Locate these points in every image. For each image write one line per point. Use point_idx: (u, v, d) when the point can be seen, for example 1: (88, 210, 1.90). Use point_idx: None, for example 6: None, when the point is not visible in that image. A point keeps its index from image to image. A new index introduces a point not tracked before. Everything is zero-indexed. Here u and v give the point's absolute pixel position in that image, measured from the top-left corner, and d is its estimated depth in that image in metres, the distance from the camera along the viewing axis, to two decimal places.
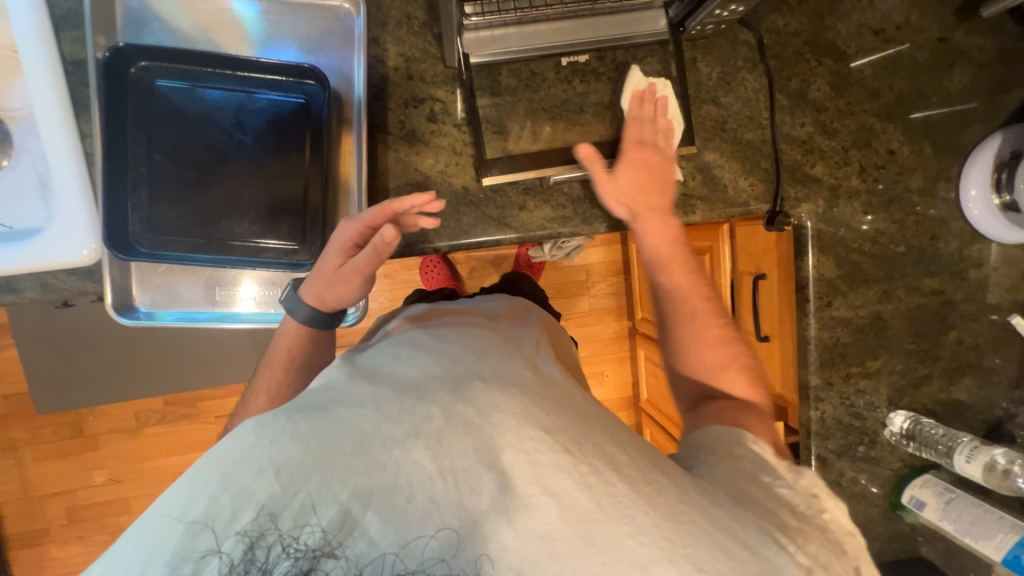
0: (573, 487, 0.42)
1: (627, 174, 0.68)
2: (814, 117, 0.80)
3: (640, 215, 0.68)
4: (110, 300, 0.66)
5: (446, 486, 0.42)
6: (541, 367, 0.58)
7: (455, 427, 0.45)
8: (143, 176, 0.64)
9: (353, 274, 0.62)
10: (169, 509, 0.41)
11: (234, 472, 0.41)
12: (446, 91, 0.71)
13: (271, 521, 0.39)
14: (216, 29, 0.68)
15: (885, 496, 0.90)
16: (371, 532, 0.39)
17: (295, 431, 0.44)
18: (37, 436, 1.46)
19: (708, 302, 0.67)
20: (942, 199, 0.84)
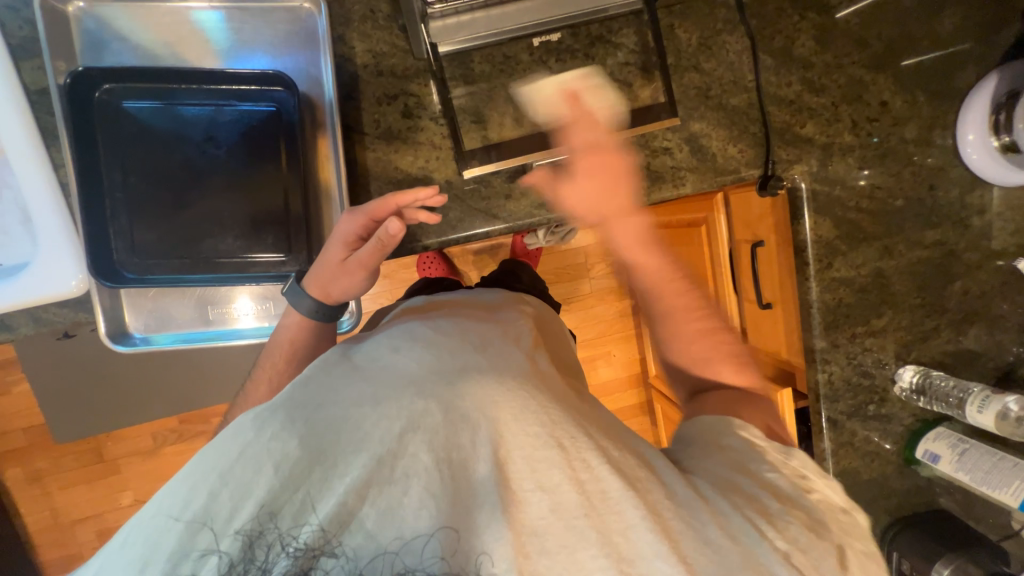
0: (565, 484, 0.43)
1: (585, 180, 0.62)
2: (801, 74, 0.77)
3: (609, 218, 0.62)
4: (101, 328, 0.66)
5: (443, 478, 0.42)
6: (539, 362, 0.57)
7: (453, 421, 0.45)
8: (122, 202, 0.63)
9: (358, 266, 0.62)
10: (170, 506, 0.42)
11: (235, 467, 0.42)
12: (419, 84, 0.69)
13: (269, 519, 0.39)
14: (178, 43, 0.66)
15: (899, 452, 0.90)
16: (367, 528, 0.39)
17: (292, 427, 0.45)
18: (58, 465, 1.48)
19: (686, 295, 0.61)
20: (939, 147, 0.82)
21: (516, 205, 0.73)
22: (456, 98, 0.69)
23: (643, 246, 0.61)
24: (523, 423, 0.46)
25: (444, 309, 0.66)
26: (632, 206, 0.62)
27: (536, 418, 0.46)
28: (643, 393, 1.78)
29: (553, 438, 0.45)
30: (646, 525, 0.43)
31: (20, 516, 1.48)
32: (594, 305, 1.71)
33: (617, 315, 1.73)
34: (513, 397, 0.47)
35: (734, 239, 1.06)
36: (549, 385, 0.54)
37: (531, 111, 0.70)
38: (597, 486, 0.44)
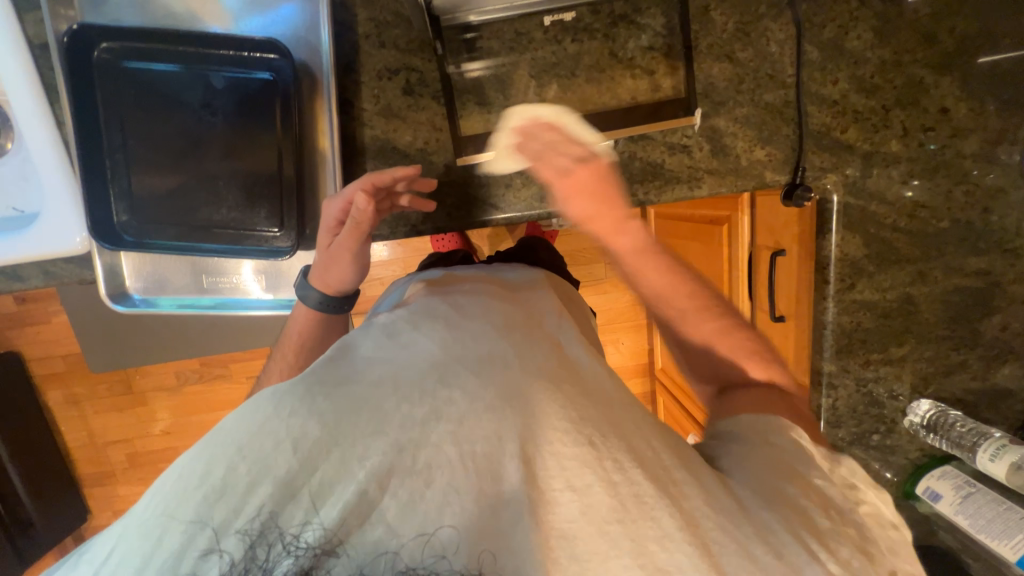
0: (598, 485, 0.38)
1: (581, 200, 0.55)
2: (851, 71, 0.68)
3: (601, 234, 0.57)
4: (102, 287, 0.68)
5: (467, 473, 0.37)
6: (565, 350, 0.52)
7: (479, 411, 0.40)
8: (121, 165, 0.64)
9: (340, 252, 0.61)
10: (175, 488, 0.37)
11: (252, 440, 0.38)
12: (422, 58, 0.65)
13: (285, 503, 0.35)
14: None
15: (900, 484, 0.86)
16: (388, 519, 0.35)
17: (313, 404, 0.40)
18: (95, 393, 1.60)
19: (692, 295, 0.58)
20: (1003, 164, 0.72)
21: (515, 198, 0.69)
22: (473, 73, 0.65)
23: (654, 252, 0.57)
24: (549, 420, 0.41)
25: (468, 287, 0.62)
26: (626, 216, 0.55)
27: (563, 413, 0.41)
28: (647, 383, 1.74)
29: (580, 434, 0.40)
30: (683, 535, 0.37)
31: (62, 434, 1.62)
32: (608, 291, 1.66)
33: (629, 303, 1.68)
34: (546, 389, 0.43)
35: (756, 244, 0.99)
36: (575, 374, 0.49)
37: (557, 87, 0.66)
38: (631, 488, 0.38)
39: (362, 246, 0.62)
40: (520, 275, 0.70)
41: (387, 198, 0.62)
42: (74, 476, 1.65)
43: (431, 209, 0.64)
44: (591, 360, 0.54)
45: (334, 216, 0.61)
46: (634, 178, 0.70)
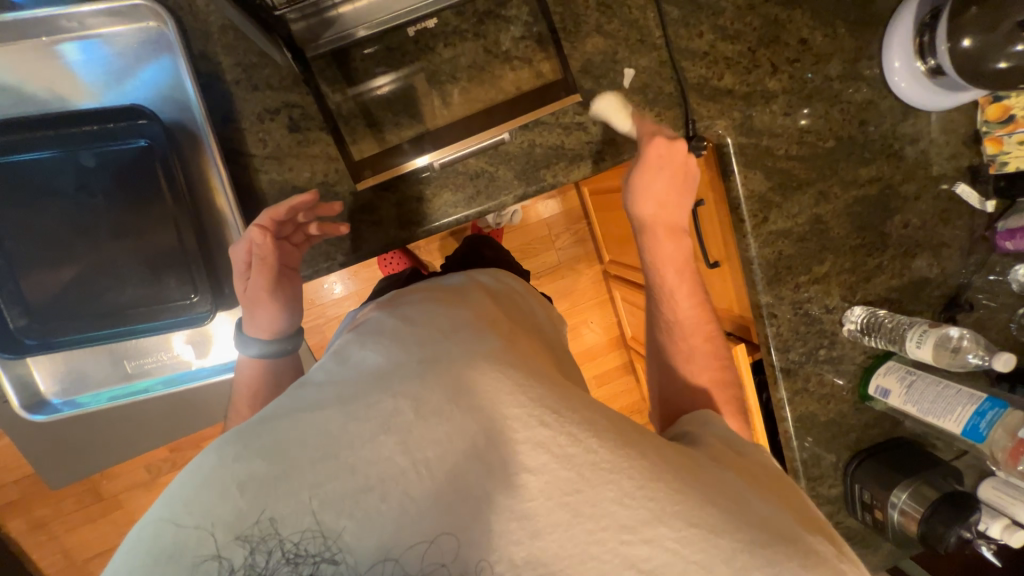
0: (552, 461, 0.38)
1: (659, 177, 0.63)
2: (712, 22, 0.73)
3: (656, 224, 0.64)
4: (16, 401, 0.67)
5: (420, 478, 0.37)
6: (518, 344, 0.51)
7: (426, 416, 0.39)
8: (3, 268, 0.60)
9: (258, 294, 0.61)
10: (131, 547, 0.36)
11: (202, 492, 0.37)
12: (300, 93, 0.64)
13: (240, 543, 0.35)
14: (44, 81, 0.62)
15: (854, 390, 0.91)
16: (354, 536, 0.35)
17: (258, 444, 0.39)
18: (59, 510, 1.48)
19: (709, 339, 0.62)
20: (866, 78, 0.79)
21: (431, 207, 0.69)
22: (379, 91, 0.66)
23: (676, 275, 0.62)
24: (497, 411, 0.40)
25: (414, 295, 0.59)
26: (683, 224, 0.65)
27: (514, 400, 0.41)
28: (624, 355, 1.77)
29: (534, 417, 0.40)
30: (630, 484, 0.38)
31: (34, 561, 1.49)
32: (565, 276, 1.67)
33: (589, 283, 1.69)
34: (493, 377, 0.42)
35: None
36: (527, 357, 0.48)
37: (459, 93, 0.68)
38: (576, 455, 0.39)
39: (280, 280, 0.61)
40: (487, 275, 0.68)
41: (295, 230, 0.62)
42: None
43: (340, 231, 0.62)
44: (535, 348, 0.53)
45: (242, 261, 0.61)
46: (539, 163, 0.71)
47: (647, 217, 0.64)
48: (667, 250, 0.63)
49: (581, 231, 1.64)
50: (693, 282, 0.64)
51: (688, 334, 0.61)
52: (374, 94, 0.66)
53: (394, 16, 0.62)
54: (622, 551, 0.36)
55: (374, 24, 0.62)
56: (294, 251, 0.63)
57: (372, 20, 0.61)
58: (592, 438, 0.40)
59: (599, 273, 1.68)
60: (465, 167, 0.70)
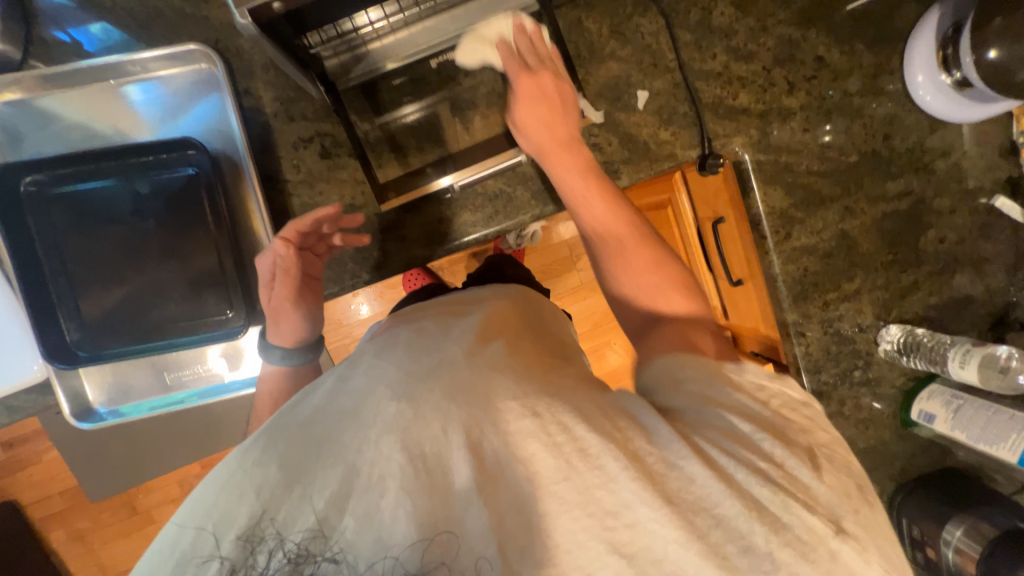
0: (543, 451, 0.40)
1: (532, 108, 0.62)
2: (725, 44, 0.74)
3: (546, 149, 0.63)
4: (66, 409, 0.70)
5: (418, 476, 0.39)
6: (519, 345, 0.51)
7: (425, 415, 0.41)
8: (65, 286, 0.65)
9: (282, 302, 0.65)
10: (159, 548, 0.40)
11: (222, 489, 0.40)
12: (332, 122, 0.69)
13: (252, 541, 0.37)
14: (109, 119, 0.69)
15: (896, 415, 0.85)
16: (354, 535, 0.37)
17: (274, 450, 0.42)
18: (98, 522, 1.53)
19: (634, 228, 0.61)
20: (888, 93, 0.78)
21: (451, 226, 0.72)
22: (407, 118, 0.70)
23: (585, 181, 0.62)
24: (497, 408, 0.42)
25: (429, 308, 0.61)
26: (575, 133, 0.64)
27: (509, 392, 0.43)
28: None
29: (524, 407, 0.42)
30: (627, 475, 0.39)
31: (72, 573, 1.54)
32: (588, 297, 1.66)
33: None
34: (490, 379, 0.44)
35: (699, 218, 1.01)
36: (525, 358, 0.49)
37: (481, 118, 0.72)
38: (583, 452, 0.40)
39: (301, 290, 0.65)
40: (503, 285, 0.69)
41: (318, 241, 0.66)
42: None
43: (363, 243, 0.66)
44: (542, 351, 0.53)
45: (268, 271, 0.65)
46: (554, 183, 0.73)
47: (536, 146, 0.64)
48: (573, 176, 0.63)
49: None
50: (604, 186, 0.63)
51: (623, 251, 0.61)
52: (401, 123, 0.70)
53: (417, 52, 0.68)
54: (601, 533, 0.39)
55: (401, 58, 0.68)
56: (317, 261, 0.67)
57: (399, 55, 0.67)
58: (584, 428, 0.41)
59: None
60: (483, 188, 0.72)
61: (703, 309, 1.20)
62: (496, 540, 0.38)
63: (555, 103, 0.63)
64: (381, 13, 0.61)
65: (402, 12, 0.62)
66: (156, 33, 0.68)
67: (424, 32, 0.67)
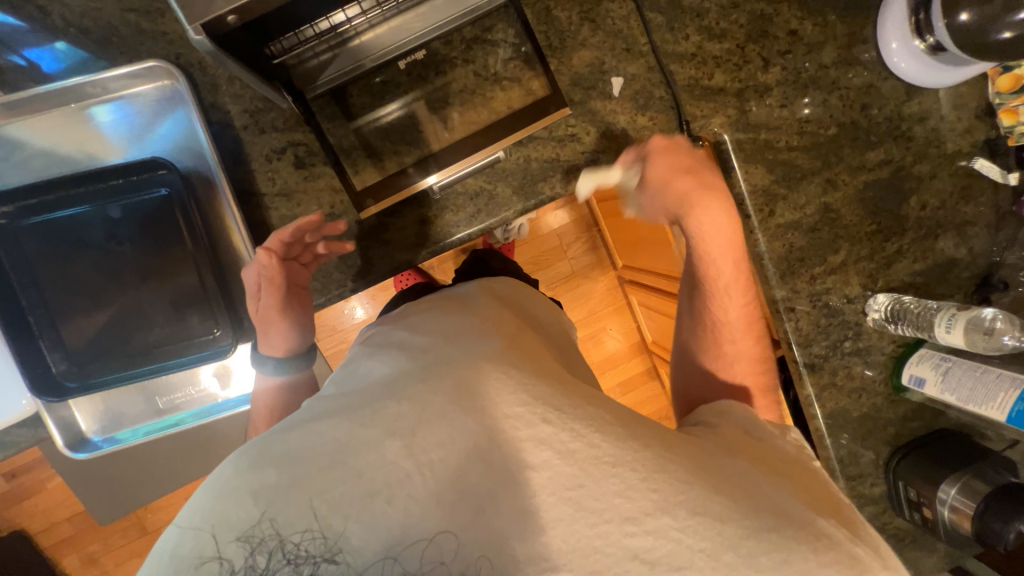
0: (555, 458, 0.41)
1: (668, 163, 0.63)
2: (697, 24, 0.73)
3: (688, 215, 0.62)
4: (60, 440, 0.70)
5: (425, 479, 0.40)
6: (518, 343, 0.53)
7: (428, 419, 0.42)
8: (45, 317, 0.65)
9: (268, 314, 0.64)
10: (162, 555, 0.39)
11: (225, 489, 0.40)
12: (303, 131, 0.67)
13: (256, 548, 0.37)
14: (75, 143, 0.67)
15: (887, 381, 0.87)
16: (357, 537, 0.38)
17: (272, 455, 0.42)
18: (109, 545, 1.54)
19: (747, 330, 0.63)
20: (863, 62, 0.77)
21: (434, 229, 0.71)
22: (382, 119, 0.69)
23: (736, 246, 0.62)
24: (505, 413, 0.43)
25: (424, 308, 0.62)
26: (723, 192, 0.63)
27: (516, 398, 0.43)
28: (648, 360, 1.74)
29: (536, 415, 0.42)
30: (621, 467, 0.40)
31: None
32: (580, 284, 1.66)
33: (604, 289, 1.67)
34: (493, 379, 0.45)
35: None
36: (530, 357, 0.50)
37: (458, 114, 0.71)
38: (576, 447, 0.41)
39: (288, 301, 0.64)
40: (498, 287, 0.71)
41: (303, 250, 0.65)
42: None
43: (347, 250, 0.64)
44: (539, 354, 0.54)
45: (253, 283, 0.64)
46: (535, 179, 0.73)
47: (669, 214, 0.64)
48: (717, 237, 0.62)
49: (593, 239, 1.65)
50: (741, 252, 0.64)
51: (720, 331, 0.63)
52: (376, 124, 0.69)
53: (385, 53, 0.66)
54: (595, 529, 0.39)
55: (372, 59, 0.66)
56: (302, 270, 0.66)
57: (365, 57, 0.65)
58: (593, 431, 0.42)
59: (614, 280, 1.67)
60: (464, 187, 0.71)
61: None
62: (502, 541, 0.39)
63: (691, 163, 0.64)
64: (347, 13, 0.58)
65: (367, 12, 0.60)
66: (113, 50, 0.66)
67: (389, 32, 0.65)
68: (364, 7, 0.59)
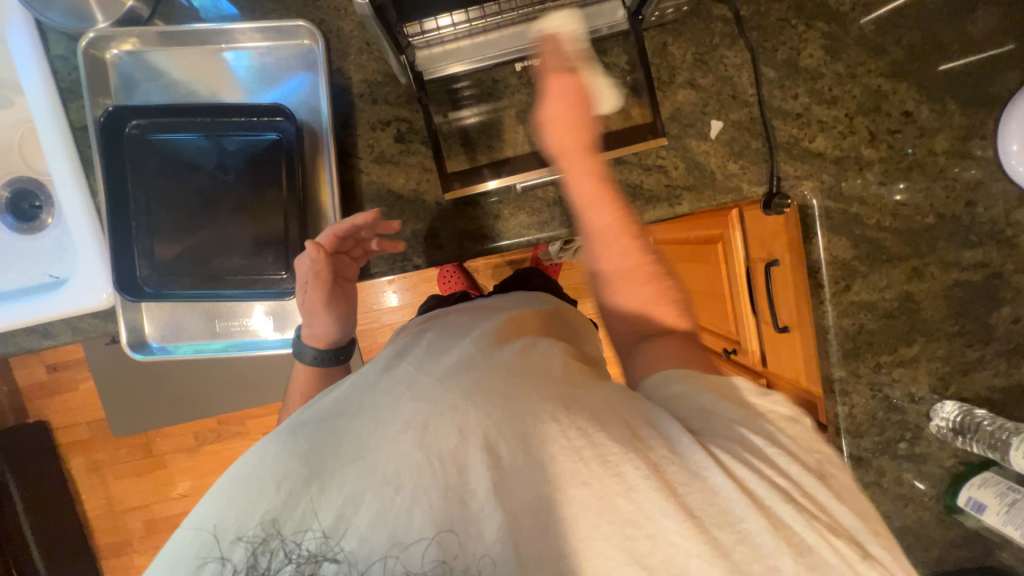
0: (585, 468, 0.42)
1: (561, 110, 0.59)
2: (809, 86, 0.73)
3: (562, 150, 0.60)
4: (123, 338, 0.75)
5: (433, 470, 0.41)
6: (540, 350, 0.55)
7: (441, 411, 0.44)
8: (145, 224, 0.70)
9: (314, 304, 0.66)
10: (183, 541, 0.42)
11: (237, 488, 0.43)
12: (411, 109, 0.72)
13: (272, 533, 0.40)
14: (212, 76, 0.74)
15: (939, 497, 0.80)
16: (361, 531, 0.39)
17: (296, 445, 0.45)
18: (115, 457, 1.59)
19: (646, 269, 0.58)
20: (976, 158, 0.74)
21: (506, 225, 0.73)
22: (468, 120, 0.73)
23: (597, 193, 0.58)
24: (515, 415, 0.45)
25: (457, 314, 0.65)
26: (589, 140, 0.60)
27: (532, 408, 0.45)
28: None
29: (547, 413, 0.45)
30: (649, 485, 0.41)
31: (83, 501, 1.60)
32: None
33: None
34: (508, 382, 0.48)
35: (751, 258, 0.99)
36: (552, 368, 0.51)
37: None
38: (606, 465, 0.42)
39: (335, 293, 0.67)
40: (536, 300, 0.73)
41: (354, 244, 0.69)
42: (91, 548, 1.61)
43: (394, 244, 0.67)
44: (568, 358, 0.55)
45: (302, 275, 0.67)
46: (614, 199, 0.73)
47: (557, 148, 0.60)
48: (585, 182, 0.59)
49: None
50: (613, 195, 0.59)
51: (608, 272, 0.59)
52: (459, 124, 0.72)
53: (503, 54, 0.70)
54: (621, 542, 0.40)
55: (466, 63, 0.70)
56: (351, 263, 0.69)
57: (483, 55, 0.69)
58: (598, 431, 0.44)
59: None
60: (544, 193, 0.73)
61: (740, 352, 1.16)
62: (510, 546, 0.40)
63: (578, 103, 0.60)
64: (452, 18, 0.65)
65: (472, 21, 0.66)
66: (268, 8, 0.73)
67: (514, 36, 0.69)
68: (470, 16, 0.65)
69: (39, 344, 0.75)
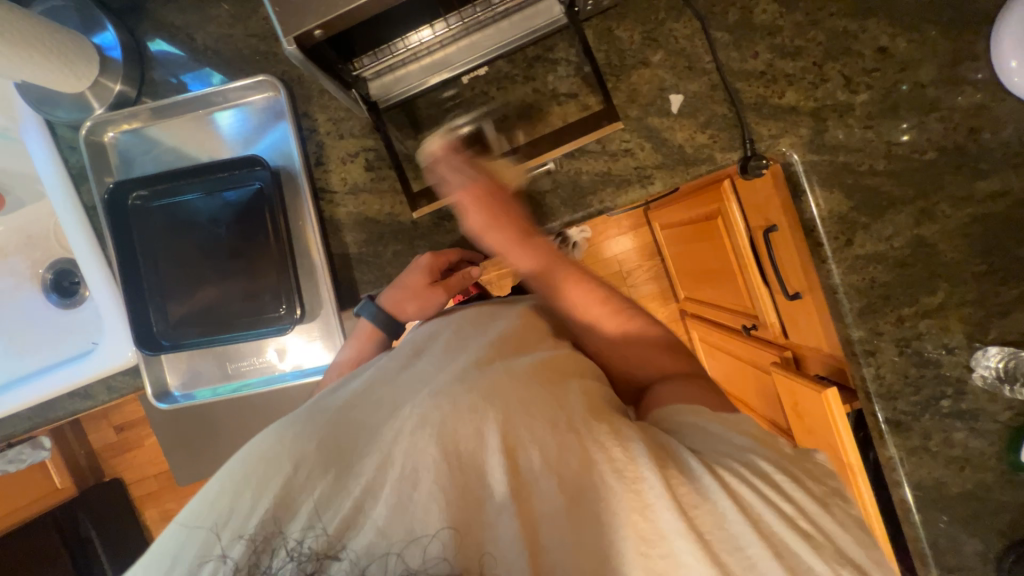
0: (559, 468, 0.43)
1: None
2: (769, 42, 0.71)
3: None
4: (149, 390, 0.81)
5: (450, 473, 0.41)
6: (554, 357, 0.56)
7: (460, 412, 0.45)
8: (155, 284, 0.77)
9: (436, 299, 0.71)
10: (191, 528, 0.43)
11: (252, 470, 0.44)
12: (375, 138, 0.75)
13: (284, 525, 0.40)
14: (196, 141, 0.81)
15: (1000, 456, 0.72)
16: (377, 526, 0.39)
17: (314, 434, 0.47)
18: (183, 504, 1.71)
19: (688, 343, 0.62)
20: (970, 82, 0.68)
21: None
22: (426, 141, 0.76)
23: None
24: (536, 423, 0.45)
25: (461, 314, 0.67)
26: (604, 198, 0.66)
27: (541, 420, 0.45)
28: None
29: (565, 421, 0.46)
30: (633, 500, 0.41)
31: None
32: None
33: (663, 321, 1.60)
34: (528, 388, 0.48)
35: (751, 226, 0.94)
36: (564, 377, 0.53)
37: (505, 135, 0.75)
38: (580, 468, 0.43)
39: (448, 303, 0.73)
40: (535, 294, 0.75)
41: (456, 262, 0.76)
42: None
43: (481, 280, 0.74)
44: (572, 363, 0.56)
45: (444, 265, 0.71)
46: (582, 192, 0.74)
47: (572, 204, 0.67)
48: None
49: (656, 267, 1.64)
50: None
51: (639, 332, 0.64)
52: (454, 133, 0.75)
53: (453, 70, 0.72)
54: (637, 560, 0.40)
55: (436, 76, 0.72)
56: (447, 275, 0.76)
57: (433, 74, 0.72)
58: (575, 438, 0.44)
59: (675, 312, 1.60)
60: None
61: (760, 326, 1.10)
62: (526, 550, 0.39)
63: None
64: (432, 29, 0.66)
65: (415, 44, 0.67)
66: (235, 69, 0.79)
67: (458, 52, 0.71)
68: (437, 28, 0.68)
69: (83, 406, 0.83)
